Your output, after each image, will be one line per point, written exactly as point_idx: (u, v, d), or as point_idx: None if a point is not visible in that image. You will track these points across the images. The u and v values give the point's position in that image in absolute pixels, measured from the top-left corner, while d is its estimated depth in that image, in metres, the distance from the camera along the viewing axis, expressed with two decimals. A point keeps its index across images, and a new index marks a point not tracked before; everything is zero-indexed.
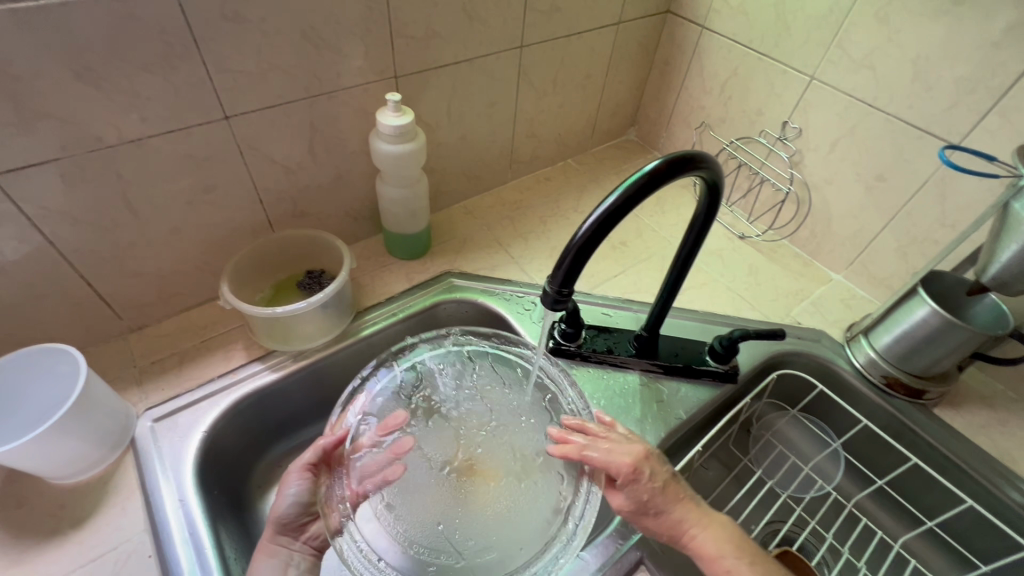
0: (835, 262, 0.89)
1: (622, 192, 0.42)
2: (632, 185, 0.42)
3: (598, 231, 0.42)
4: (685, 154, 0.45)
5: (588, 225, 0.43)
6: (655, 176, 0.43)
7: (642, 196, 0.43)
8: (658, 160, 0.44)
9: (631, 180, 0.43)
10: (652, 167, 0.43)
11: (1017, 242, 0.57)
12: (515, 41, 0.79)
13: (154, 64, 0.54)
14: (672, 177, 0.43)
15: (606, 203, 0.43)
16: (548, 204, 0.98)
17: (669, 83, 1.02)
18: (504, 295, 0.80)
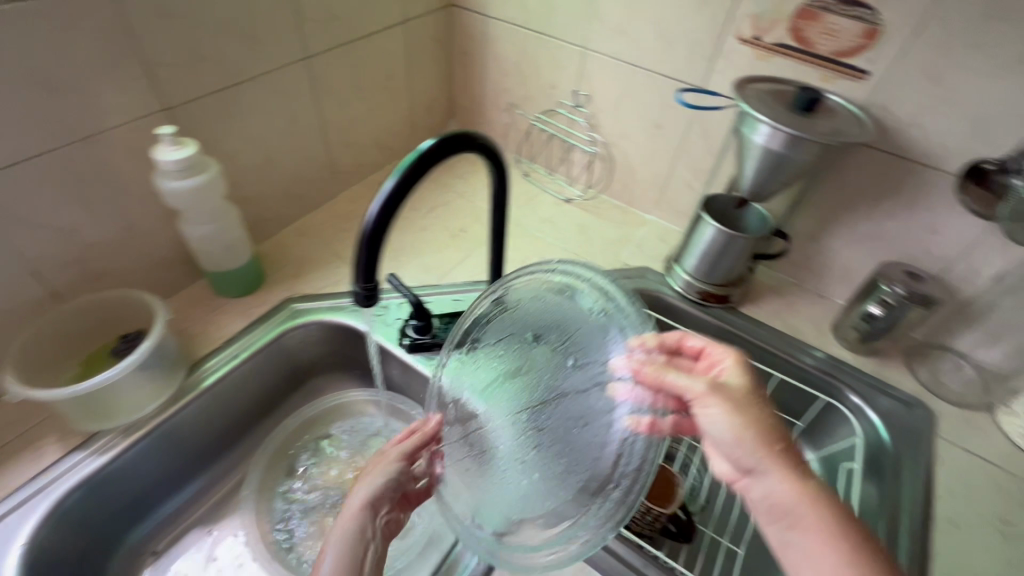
0: (646, 206, 1.00)
1: (399, 174, 0.44)
2: (407, 168, 0.44)
3: (385, 217, 0.44)
4: (455, 134, 0.48)
5: (373, 214, 0.44)
6: (427, 156, 0.45)
7: (419, 176, 0.45)
8: (430, 142, 0.46)
9: (405, 162, 0.45)
10: (425, 147, 0.46)
11: (752, 159, 0.70)
12: (298, 52, 0.77)
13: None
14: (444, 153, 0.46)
15: (386, 188, 0.44)
16: (383, 208, 0.98)
17: (472, 71, 1.07)
18: (352, 307, 0.79)
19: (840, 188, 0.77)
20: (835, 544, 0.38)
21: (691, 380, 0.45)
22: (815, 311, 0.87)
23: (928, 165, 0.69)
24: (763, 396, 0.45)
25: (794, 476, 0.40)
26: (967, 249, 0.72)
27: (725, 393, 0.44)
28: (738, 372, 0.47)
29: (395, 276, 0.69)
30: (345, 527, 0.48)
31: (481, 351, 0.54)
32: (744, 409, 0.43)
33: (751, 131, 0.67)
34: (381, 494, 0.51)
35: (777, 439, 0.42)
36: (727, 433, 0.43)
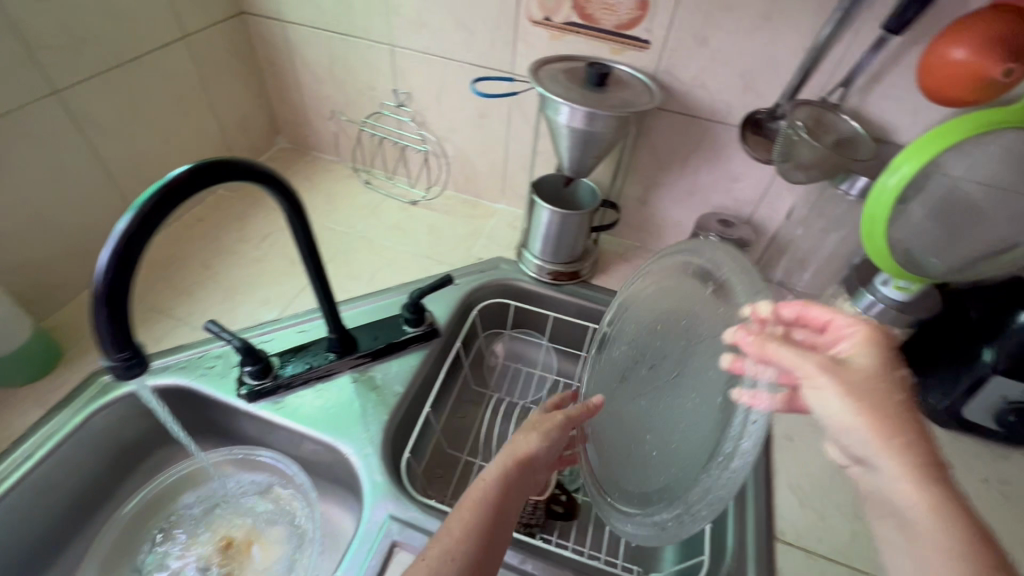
0: (493, 196, 1.00)
1: (136, 211, 0.38)
2: (145, 203, 0.38)
3: (126, 264, 0.37)
4: (221, 162, 0.44)
5: (104, 262, 0.37)
6: (174, 186, 0.39)
7: (166, 211, 0.39)
8: (181, 169, 0.40)
9: (143, 196, 0.38)
10: (172, 176, 0.40)
11: (563, 139, 0.71)
12: (44, 85, 0.66)
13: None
14: (197, 181, 0.41)
15: (119, 227, 0.37)
16: (207, 245, 0.88)
17: (285, 82, 0.99)
18: (177, 364, 0.70)
19: (654, 152, 0.82)
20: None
21: (803, 359, 0.36)
22: None
23: (716, 121, 0.75)
24: (906, 397, 0.35)
25: (947, 511, 0.31)
26: (764, 191, 0.80)
27: (844, 378, 0.36)
28: (865, 348, 0.38)
29: (213, 321, 0.61)
30: (468, 512, 0.46)
31: (631, 330, 0.64)
32: (896, 387, 0.35)
33: (554, 112, 0.68)
34: (523, 464, 0.50)
35: (917, 452, 0.33)
36: (885, 471, 0.33)
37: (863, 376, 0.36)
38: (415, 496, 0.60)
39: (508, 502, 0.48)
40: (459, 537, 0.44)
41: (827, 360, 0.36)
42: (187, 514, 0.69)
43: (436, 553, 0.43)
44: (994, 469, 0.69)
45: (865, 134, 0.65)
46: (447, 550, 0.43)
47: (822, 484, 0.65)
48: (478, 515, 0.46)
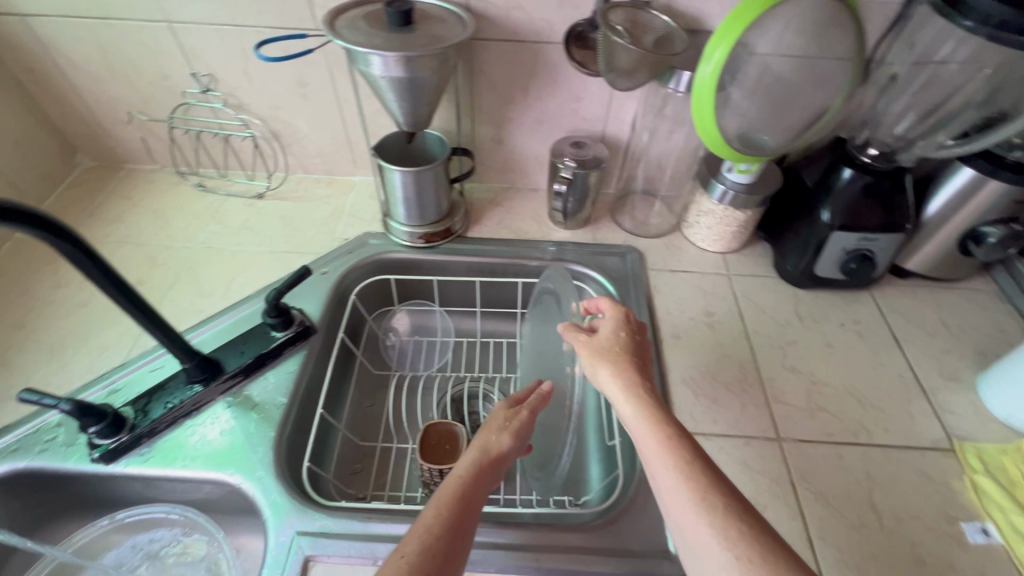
0: (345, 169, 0.92)
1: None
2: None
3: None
4: None
5: None
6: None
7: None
8: None
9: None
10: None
11: (387, 92, 0.65)
12: None
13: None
14: None
15: None
16: (16, 302, 0.75)
17: (58, 90, 0.83)
18: (8, 449, 0.60)
19: (492, 87, 0.78)
20: (669, 456, 0.44)
21: (578, 336, 0.58)
22: (533, 206, 0.91)
23: (543, 41, 0.72)
24: (628, 349, 0.56)
25: (644, 403, 0.49)
26: (609, 104, 0.79)
27: (589, 345, 0.57)
28: (612, 323, 0.59)
29: (26, 390, 0.52)
30: (435, 513, 0.45)
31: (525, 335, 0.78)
32: (619, 343, 0.56)
33: (366, 65, 0.61)
34: (493, 462, 0.51)
35: (630, 374, 0.53)
36: (614, 394, 0.52)
37: (611, 339, 0.57)
38: (321, 503, 0.57)
39: (476, 500, 0.48)
40: (427, 544, 0.42)
41: (582, 337, 0.58)
42: None
43: (413, 549, 0.42)
44: (848, 313, 0.77)
45: (676, 27, 0.65)
46: (423, 551, 0.42)
47: (709, 370, 0.69)
48: (445, 513, 0.45)
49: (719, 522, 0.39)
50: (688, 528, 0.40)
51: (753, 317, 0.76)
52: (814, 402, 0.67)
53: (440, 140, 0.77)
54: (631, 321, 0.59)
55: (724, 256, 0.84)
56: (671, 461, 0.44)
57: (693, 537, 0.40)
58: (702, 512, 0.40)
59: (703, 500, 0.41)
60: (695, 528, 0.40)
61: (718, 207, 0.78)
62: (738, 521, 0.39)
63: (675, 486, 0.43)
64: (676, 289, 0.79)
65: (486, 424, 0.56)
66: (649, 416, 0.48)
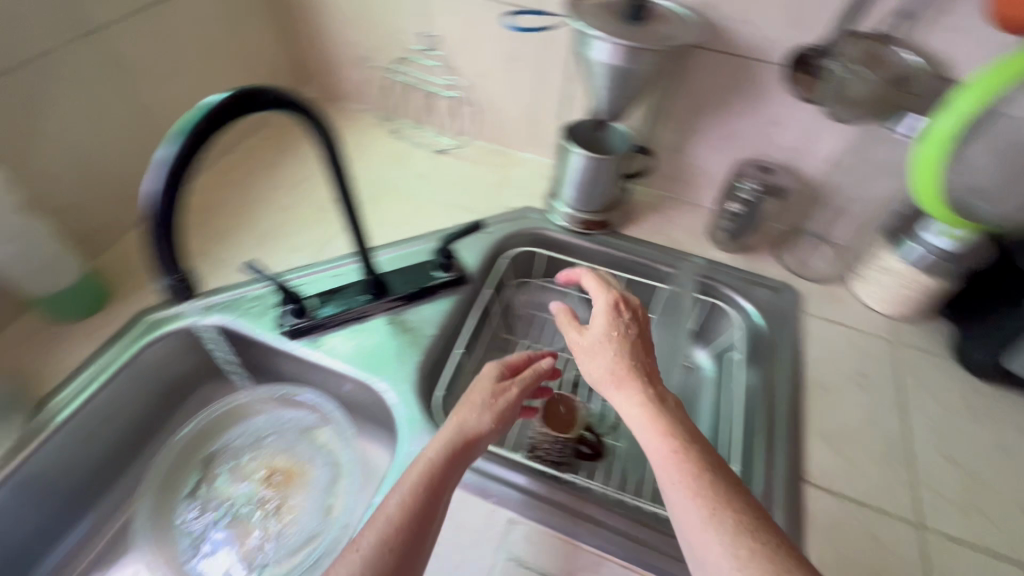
0: (521, 144, 0.98)
1: (183, 136, 0.39)
2: (191, 128, 0.39)
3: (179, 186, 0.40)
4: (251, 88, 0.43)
5: (158, 185, 0.39)
6: (210, 116, 0.40)
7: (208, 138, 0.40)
8: (222, 95, 0.41)
9: (188, 122, 0.39)
10: (203, 109, 0.40)
11: (598, 77, 0.69)
12: (81, 26, 0.66)
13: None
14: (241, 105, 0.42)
15: (168, 154, 0.39)
16: (241, 193, 0.90)
17: (311, 28, 0.98)
18: (220, 305, 0.72)
19: (691, 95, 0.79)
20: (676, 467, 0.44)
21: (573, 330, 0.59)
22: (692, 220, 0.90)
23: (760, 59, 0.71)
24: (628, 347, 0.55)
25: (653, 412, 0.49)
26: (807, 135, 0.76)
27: (580, 343, 0.58)
28: (604, 317, 0.58)
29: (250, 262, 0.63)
30: (397, 504, 0.46)
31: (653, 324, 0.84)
32: (620, 340, 0.55)
33: (588, 48, 0.66)
34: (470, 444, 0.53)
35: (636, 375, 0.52)
36: (621, 403, 0.52)
37: (614, 325, 0.57)
38: None
39: (447, 488, 0.50)
40: (385, 539, 0.44)
41: (575, 332, 0.59)
42: (234, 444, 0.74)
43: (372, 541, 0.44)
44: None
45: (922, 69, 0.61)
46: (381, 544, 0.44)
47: (851, 431, 0.65)
48: (413, 500, 0.47)
49: (729, 535, 0.39)
50: (698, 540, 0.41)
51: (913, 392, 0.70)
52: (970, 501, 0.60)
53: (625, 134, 0.79)
54: (627, 310, 0.59)
55: (892, 321, 0.77)
56: (681, 474, 0.44)
57: (702, 554, 0.40)
58: (713, 530, 0.40)
59: (715, 515, 0.41)
60: (705, 541, 0.40)
61: (905, 267, 0.72)
62: (749, 537, 0.39)
63: (686, 501, 0.42)
64: (830, 340, 0.75)
65: (466, 400, 0.56)
66: (653, 419, 0.48)
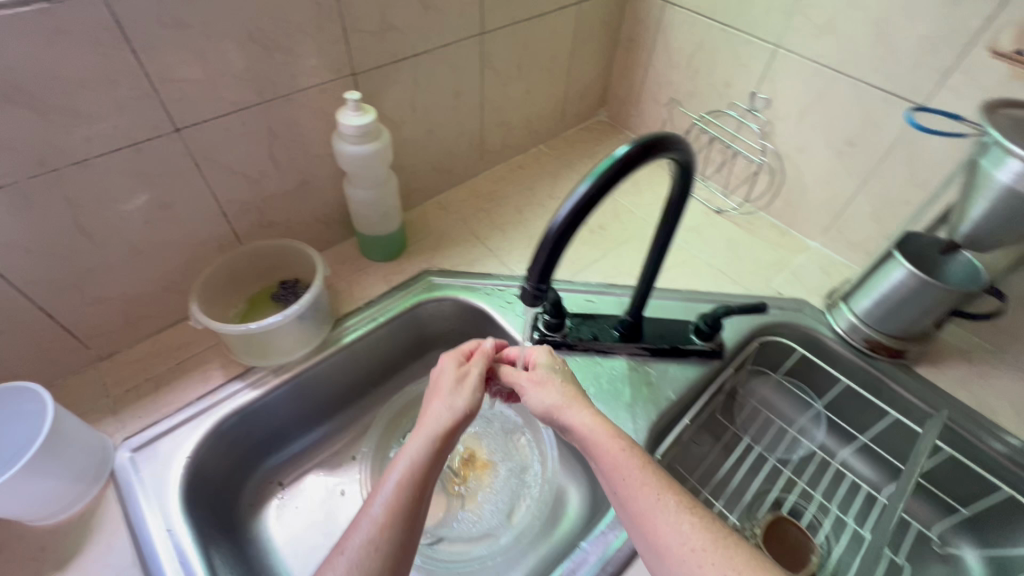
0: (810, 230, 0.89)
1: (595, 179, 0.40)
2: (604, 172, 0.40)
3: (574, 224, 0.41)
4: (656, 137, 0.43)
5: (561, 218, 0.41)
6: (622, 164, 0.41)
7: (614, 185, 0.41)
8: (629, 144, 0.42)
9: (604, 166, 0.41)
10: (616, 156, 0.41)
11: (984, 199, 0.58)
12: (476, 28, 0.76)
13: (69, 76, 0.48)
14: (648, 154, 0.42)
15: (579, 192, 0.41)
16: (523, 193, 0.96)
17: (635, 60, 1.00)
18: (484, 290, 0.79)
19: None
20: (636, 465, 0.48)
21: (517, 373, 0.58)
22: (1016, 391, 0.72)
23: None
24: (569, 389, 0.56)
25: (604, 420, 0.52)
26: None
27: (529, 379, 0.58)
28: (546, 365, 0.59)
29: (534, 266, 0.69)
30: (396, 491, 0.46)
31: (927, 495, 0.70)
32: (569, 384, 0.57)
33: (995, 165, 0.55)
34: (447, 437, 0.51)
35: (586, 401, 0.54)
36: (577, 418, 0.53)
37: (540, 383, 0.57)
38: None
39: (431, 484, 0.48)
40: (389, 534, 0.44)
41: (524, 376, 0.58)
42: None
43: (383, 541, 0.43)
44: None
45: None
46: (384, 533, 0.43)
47: None
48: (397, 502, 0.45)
49: (678, 511, 0.44)
50: (653, 523, 0.44)
51: None
52: None
53: (972, 267, 0.65)
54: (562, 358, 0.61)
55: None
56: (642, 469, 0.47)
57: (655, 535, 0.44)
58: (675, 509, 0.44)
59: (664, 499, 0.45)
60: (656, 524, 0.44)
61: None
62: (707, 519, 0.44)
63: (639, 491, 0.46)
64: None
65: (433, 388, 0.56)
66: (611, 427, 0.51)
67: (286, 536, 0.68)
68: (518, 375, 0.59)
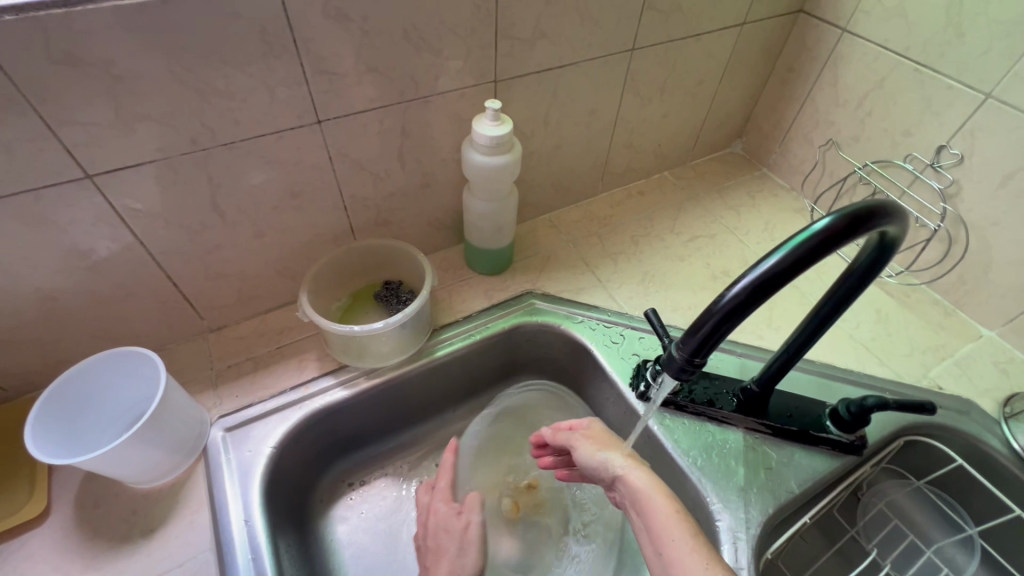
0: (986, 316, 0.74)
1: (786, 254, 0.34)
2: (799, 247, 0.33)
3: (749, 301, 0.35)
4: (869, 208, 0.35)
5: (736, 290, 0.35)
6: (824, 240, 0.33)
7: (809, 263, 0.34)
8: (834, 215, 0.34)
9: (799, 239, 0.34)
10: (816, 227, 0.34)
11: None
12: (628, 43, 0.70)
13: (233, 61, 0.48)
14: (856, 230, 0.34)
15: (763, 265, 0.34)
16: (640, 222, 0.88)
17: (791, 92, 0.89)
18: (589, 324, 0.73)
19: None
20: (682, 530, 0.41)
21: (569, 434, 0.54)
22: None
23: None
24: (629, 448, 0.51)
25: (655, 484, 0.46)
26: None
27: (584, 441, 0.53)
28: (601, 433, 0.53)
29: (651, 310, 0.62)
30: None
31: None
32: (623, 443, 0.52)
33: None
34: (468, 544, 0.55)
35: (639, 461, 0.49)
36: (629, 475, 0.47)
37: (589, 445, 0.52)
38: None
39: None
40: None
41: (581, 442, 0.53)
42: None
43: None
44: None
45: None
46: None
47: None
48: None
49: None
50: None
51: None
52: None
53: None
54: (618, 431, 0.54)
55: None
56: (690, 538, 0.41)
57: None
58: None
59: (715, 570, 0.38)
60: None
61: None
62: None
63: (687, 557, 0.40)
64: None
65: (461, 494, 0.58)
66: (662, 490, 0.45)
67: (351, 541, 0.66)
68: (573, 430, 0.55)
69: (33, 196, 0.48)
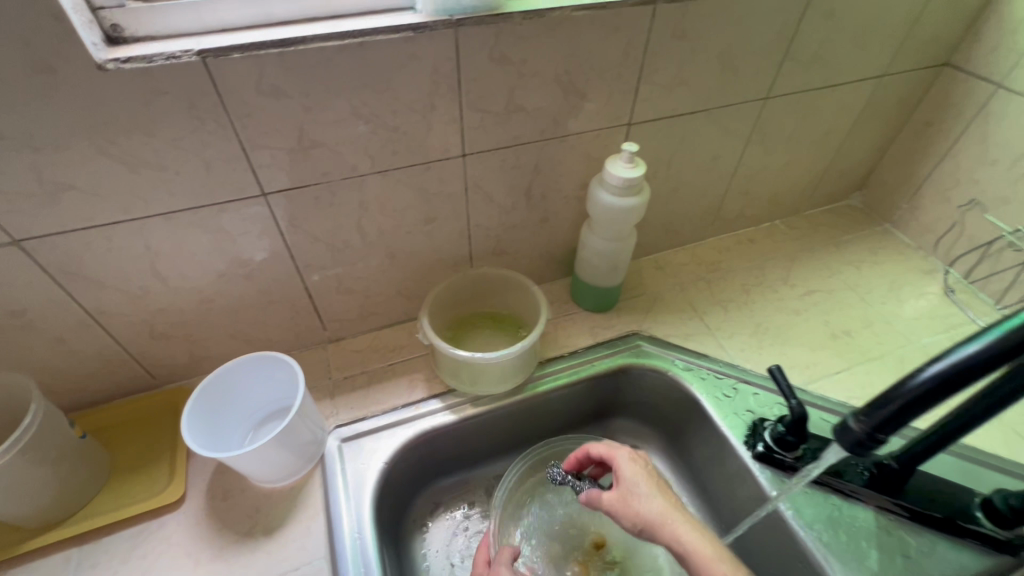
0: None
1: (994, 339, 0.31)
2: (1015, 332, 0.30)
3: (948, 385, 0.32)
4: None
5: (928, 374, 0.33)
6: None
7: (1022, 351, 0.31)
8: None
9: (1011, 324, 0.31)
10: None
11: None
12: (762, 92, 0.69)
13: (402, 97, 0.51)
14: None
15: (966, 348, 0.32)
16: (751, 271, 0.85)
17: (927, 147, 0.84)
18: (699, 372, 0.70)
19: None
20: (695, 537, 0.44)
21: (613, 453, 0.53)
22: None
23: None
24: (657, 482, 0.50)
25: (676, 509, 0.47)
26: None
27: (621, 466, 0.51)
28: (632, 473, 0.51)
29: (776, 367, 0.59)
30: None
31: None
32: (663, 490, 0.49)
33: None
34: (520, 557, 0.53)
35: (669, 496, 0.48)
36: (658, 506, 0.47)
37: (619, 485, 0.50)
38: None
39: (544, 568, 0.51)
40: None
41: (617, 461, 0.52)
42: None
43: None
44: None
45: None
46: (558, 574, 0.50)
47: None
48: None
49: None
50: None
51: None
52: None
53: None
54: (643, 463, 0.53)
55: None
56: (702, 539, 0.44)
57: None
58: None
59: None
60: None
61: None
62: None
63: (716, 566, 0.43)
64: None
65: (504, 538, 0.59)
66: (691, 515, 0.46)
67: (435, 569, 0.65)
68: (625, 469, 0.51)
69: (216, 209, 0.53)
